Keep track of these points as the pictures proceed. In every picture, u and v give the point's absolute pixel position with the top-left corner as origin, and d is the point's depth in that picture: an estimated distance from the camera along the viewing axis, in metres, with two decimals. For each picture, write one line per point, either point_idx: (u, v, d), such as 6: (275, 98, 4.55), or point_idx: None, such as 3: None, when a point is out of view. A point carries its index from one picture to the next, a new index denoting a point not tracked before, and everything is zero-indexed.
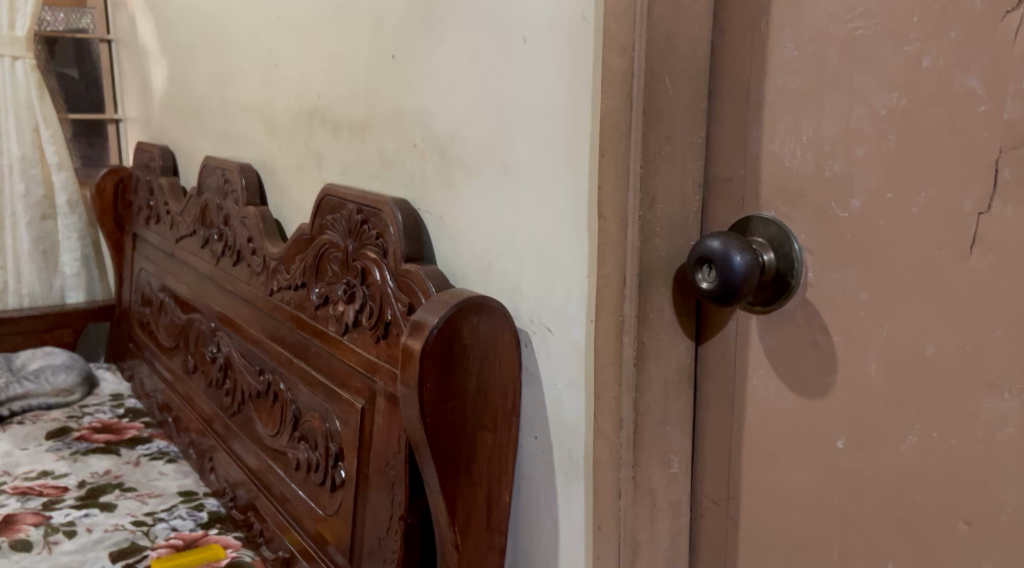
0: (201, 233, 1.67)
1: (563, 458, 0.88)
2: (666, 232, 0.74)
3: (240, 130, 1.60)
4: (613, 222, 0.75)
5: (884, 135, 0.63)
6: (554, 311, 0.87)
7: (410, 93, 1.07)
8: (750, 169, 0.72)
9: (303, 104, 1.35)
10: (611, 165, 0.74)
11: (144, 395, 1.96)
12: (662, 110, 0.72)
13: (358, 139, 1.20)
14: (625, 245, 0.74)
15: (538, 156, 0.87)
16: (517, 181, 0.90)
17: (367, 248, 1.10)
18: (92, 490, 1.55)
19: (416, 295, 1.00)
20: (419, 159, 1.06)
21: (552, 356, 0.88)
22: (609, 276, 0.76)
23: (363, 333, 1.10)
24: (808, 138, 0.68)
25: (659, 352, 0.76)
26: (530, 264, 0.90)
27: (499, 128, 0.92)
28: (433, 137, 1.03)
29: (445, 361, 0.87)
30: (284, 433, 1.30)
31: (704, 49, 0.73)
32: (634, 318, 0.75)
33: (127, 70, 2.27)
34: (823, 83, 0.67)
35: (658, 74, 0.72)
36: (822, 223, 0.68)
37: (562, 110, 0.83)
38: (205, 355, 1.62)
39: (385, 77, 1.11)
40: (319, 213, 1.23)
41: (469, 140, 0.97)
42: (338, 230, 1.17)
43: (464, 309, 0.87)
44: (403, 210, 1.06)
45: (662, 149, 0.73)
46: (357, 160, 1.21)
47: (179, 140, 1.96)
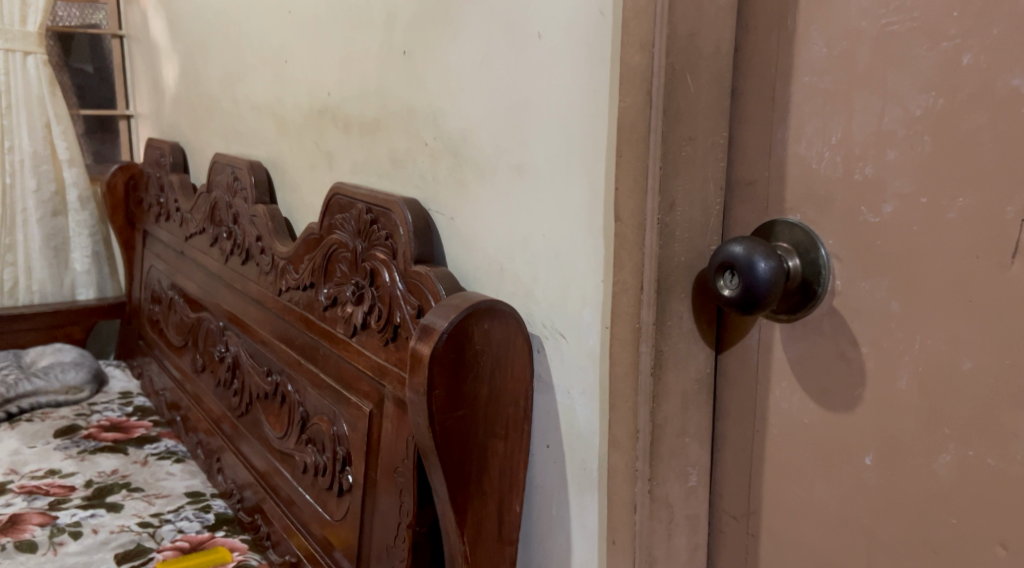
0: (211, 231, 1.65)
1: (577, 469, 0.85)
2: (685, 236, 0.71)
3: (251, 128, 1.58)
4: (630, 225, 0.72)
5: (919, 137, 0.60)
6: (568, 317, 0.84)
7: (422, 91, 1.04)
8: (775, 172, 0.69)
9: (313, 101, 1.33)
10: (629, 166, 0.71)
11: (153, 394, 1.95)
12: (683, 109, 0.69)
13: (369, 137, 1.17)
14: (643, 250, 0.71)
15: (553, 157, 0.84)
16: (531, 182, 0.88)
17: (377, 249, 1.08)
18: (98, 490, 1.53)
19: (427, 299, 0.98)
20: (431, 159, 1.04)
21: (566, 363, 0.85)
22: (627, 281, 0.73)
23: (372, 335, 1.08)
24: (837, 139, 0.65)
25: (677, 361, 0.73)
26: (543, 268, 0.87)
27: (513, 128, 0.89)
28: (445, 137, 1.00)
29: (455, 367, 0.84)
30: (292, 436, 1.28)
31: (726, 47, 0.70)
32: (652, 325, 0.72)
33: (139, 66, 2.26)
34: (853, 83, 0.64)
35: (679, 73, 0.69)
36: (850, 229, 0.65)
37: (578, 109, 0.80)
38: (214, 354, 1.60)
39: (396, 75, 1.09)
40: (328, 212, 1.21)
41: (482, 140, 0.94)
42: (348, 230, 1.15)
43: (475, 314, 0.85)
44: (414, 211, 1.04)
45: (683, 150, 0.70)
46: (368, 159, 1.19)
47: (190, 137, 1.94)
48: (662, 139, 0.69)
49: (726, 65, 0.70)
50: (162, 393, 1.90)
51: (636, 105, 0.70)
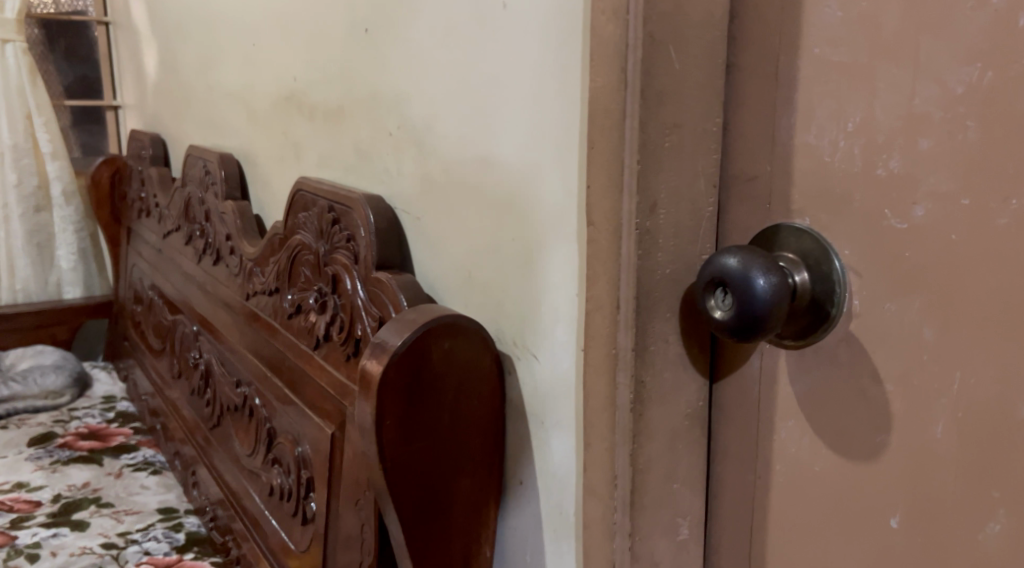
0: (185, 229, 1.55)
1: (552, 511, 0.73)
2: (670, 245, 0.59)
3: (224, 117, 1.47)
4: (604, 230, 0.60)
5: (962, 121, 0.48)
6: (540, 336, 0.73)
7: (384, 74, 0.92)
8: (778, 166, 0.57)
9: (281, 89, 1.21)
10: (602, 160, 0.59)
11: (136, 398, 1.85)
12: (667, 89, 0.57)
13: (335, 127, 1.06)
14: (620, 261, 0.59)
15: (522, 150, 0.72)
16: (500, 177, 0.76)
17: (339, 252, 0.97)
18: (65, 506, 1.44)
19: (387, 309, 0.86)
20: (395, 151, 0.92)
21: (540, 389, 0.73)
22: (601, 298, 0.61)
23: (334, 349, 0.96)
24: (855, 125, 0.52)
25: (663, 394, 0.61)
26: (513, 279, 0.75)
27: (478, 116, 0.77)
28: (409, 125, 0.88)
29: (410, 394, 0.73)
30: (259, 454, 1.17)
31: (719, 12, 0.57)
32: (631, 352, 0.60)
33: (123, 54, 2.16)
34: (876, 54, 0.51)
35: (661, 44, 0.56)
36: (872, 237, 0.52)
37: (547, 94, 0.68)
38: (188, 360, 1.50)
39: (359, 56, 0.97)
40: (291, 210, 1.09)
41: (446, 129, 0.82)
42: (310, 230, 1.04)
43: (432, 332, 0.73)
44: (378, 210, 0.92)
45: (666, 140, 0.58)
46: (334, 151, 1.07)
47: (170, 127, 1.83)
48: (641, 126, 0.57)
49: (719, 36, 0.57)
50: (144, 398, 1.80)
51: (609, 86, 0.58)
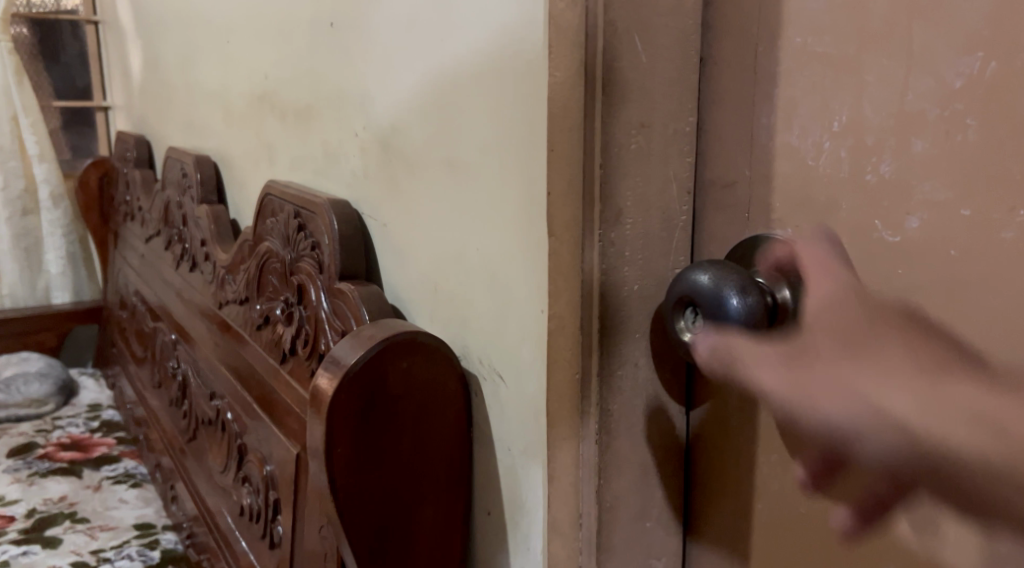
0: (166, 233, 1.50)
1: (519, 547, 0.67)
2: (638, 259, 0.53)
3: (203, 118, 1.42)
4: (563, 241, 0.54)
5: (961, 119, 0.42)
6: (505, 355, 0.67)
7: (349, 70, 0.86)
8: (760, 170, 0.51)
9: (254, 87, 1.16)
10: (561, 164, 0.53)
11: (121, 406, 1.80)
12: (632, 85, 0.51)
13: (305, 127, 1.00)
14: (581, 276, 0.53)
15: (484, 153, 0.66)
16: (462, 182, 0.69)
17: (304, 260, 0.91)
18: (39, 521, 1.39)
19: (349, 323, 0.80)
20: (361, 153, 0.86)
21: (506, 413, 0.67)
22: (562, 316, 0.55)
23: (299, 363, 0.91)
24: (842, 125, 0.47)
25: (632, 423, 0.55)
26: (478, 292, 0.69)
27: (442, 117, 0.71)
28: (373, 125, 0.83)
29: (364, 417, 0.67)
30: (231, 471, 1.12)
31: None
32: (595, 376, 0.54)
33: (112, 53, 2.11)
34: (863, 43, 0.45)
35: (625, 35, 0.50)
36: (862, 251, 0.47)
37: (508, 90, 0.62)
38: (167, 370, 1.45)
39: (325, 51, 0.91)
40: (260, 216, 1.04)
41: (410, 129, 0.76)
42: (278, 237, 0.98)
43: (388, 350, 0.67)
44: (342, 216, 0.86)
45: (632, 142, 0.52)
46: (304, 153, 1.01)
47: (154, 129, 1.78)
48: (602, 127, 0.51)
49: (691, 26, 0.52)
50: (129, 407, 1.75)
51: (566, 81, 0.52)
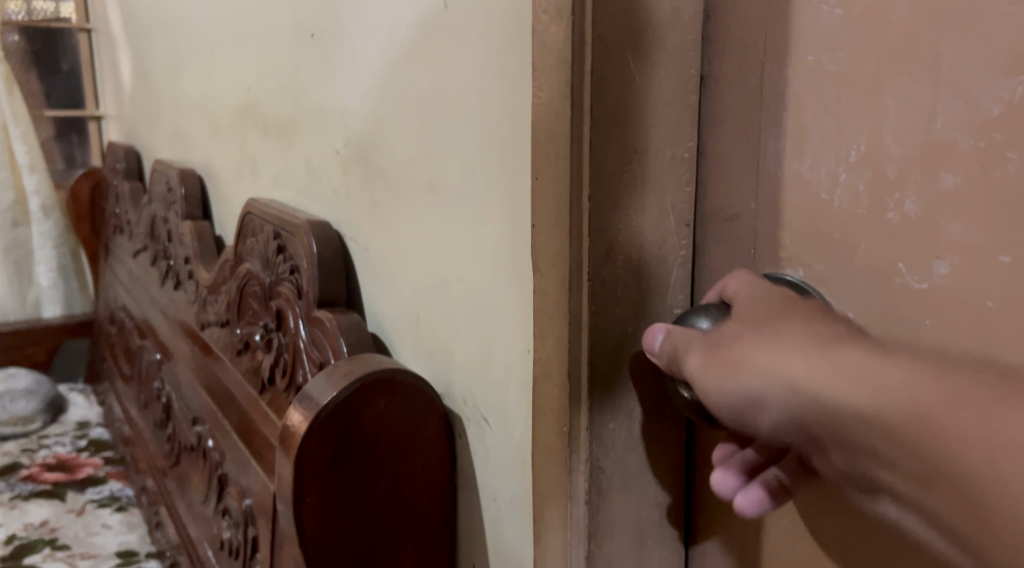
0: (152, 249, 1.45)
1: None
2: (630, 298, 0.48)
3: (189, 130, 1.37)
4: (549, 281, 0.49)
5: (998, 152, 0.37)
6: (490, 396, 0.61)
7: (330, 83, 0.81)
8: (767, 202, 0.46)
9: (237, 99, 1.11)
10: (545, 195, 0.48)
11: (110, 425, 1.76)
12: (624, 110, 0.46)
13: (287, 142, 0.95)
14: (568, 321, 0.48)
15: (467, 177, 0.60)
16: (444, 206, 0.64)
17: (283, 285, 0.86)
18: (18, 548, 1.34)
19: (327, 354, 0.75)
20: (343, 171, 0.81)
21: (491, 458, 0.62)
22: (550, 362, 0.50)
23: (278, 394, 0.85)
24: (859, 154, 0.42)
25: (626, 477, 0.51)
26: (461, 327, 0.64)
27: (423, 137, 0.66)
28: (354, 142, 0.77)
29: (338, 463, 0.62)
30: (211, 502, 1.07)
31: (688, 12, 0.46)
32: (585, 431, 0.49)
33: (104, 62, 2.07)
34: (882, 62, 0.40)
35: (615, 52, 0.45)
36: (882, 296, 0.42)
37: (491, 109, 0.57)
38: (152, 391, 1.40)
39: (306, 63, 0.86)
40: (241, 235, 0.99)
41: (390, 148, 0.71)
42: (258, 258, 0.93)
43: (365, 390, 0.62)
44: (322, 238, 0.81)
45: (624, 173, 0.47)
46: (287, 169, 0.96)
47: (145, 140, 1.74)
48: (591, 157, 0.46)
49: (688, 42, 0.47)
50: (117, 426, 1.70)
51: (550, 104, 0.47)
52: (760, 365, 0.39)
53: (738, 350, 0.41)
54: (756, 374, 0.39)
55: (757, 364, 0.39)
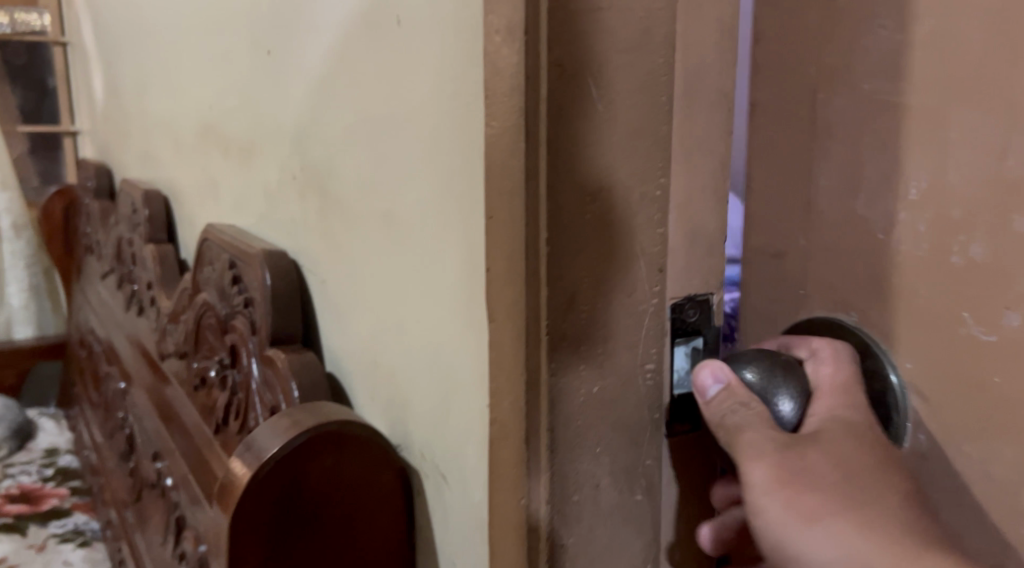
0: (118, 272, 1.39)
1: None
2: (596, 354, 0.43)
3: (156, 148, 1.31)
4: (500, 333, 0.43)
5: None
6: (449, 453, 0.55)
7: (285, 104, 0.76)
8: (823, 240, 0.54)
9: (200, 118, 1.05)
10: (496, 236, 0.42)
11: (78, 453, 1.69)
12: (587, 146, 0.41)
13: (247, 164, 0.89)
14: (524, 380, 0.42)
15: (421, 212, 0.55)
16: (398, 241, 0.59)
17: (238, 319, 0.80)
18: None
19: (279, 395, 0.69)
20: (300, 199, 0.75)
21: (449, 520, 0.56)
22: (504, 426, 0.43)
23: (229, 436, 0.80)
24: (919, 194, 0.50)
25: (591, 552, 0.46)
26: (417, 375, 0.58)
27: (375, 165, 0.60)
28: (310, 168, 0.72)
29: (280, 523, 0.57)
30: (168, 544, 1.01)
31: (664, 33, 0.41)
32: (544, 503, 0.44)
33: (78, 76, 2.01)
34: None
35: (575, 79, 0.40)
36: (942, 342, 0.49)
37: (443, 136, 0.51)
38: (117, 422, 1.34)
39: (263, 81, 0.81)
40: (199, 262, 0.93)
41: (344, 176, 0.65)
42: (214, 288, 0.87)
43: (312, 445, 0.57)
44: (277, 269, 0.75)
45: (587, 213, 0.42)
46: (247, 193, 0.91)
47: (116, 157, 1.68)
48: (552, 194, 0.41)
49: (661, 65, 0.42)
50: (84, 454, 1.64)
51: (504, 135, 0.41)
52: (835, 542, 0.43)
53: (811, 498, 0.44)
54: (827, 536, 0.44)
55: (833, 539, 0.44)
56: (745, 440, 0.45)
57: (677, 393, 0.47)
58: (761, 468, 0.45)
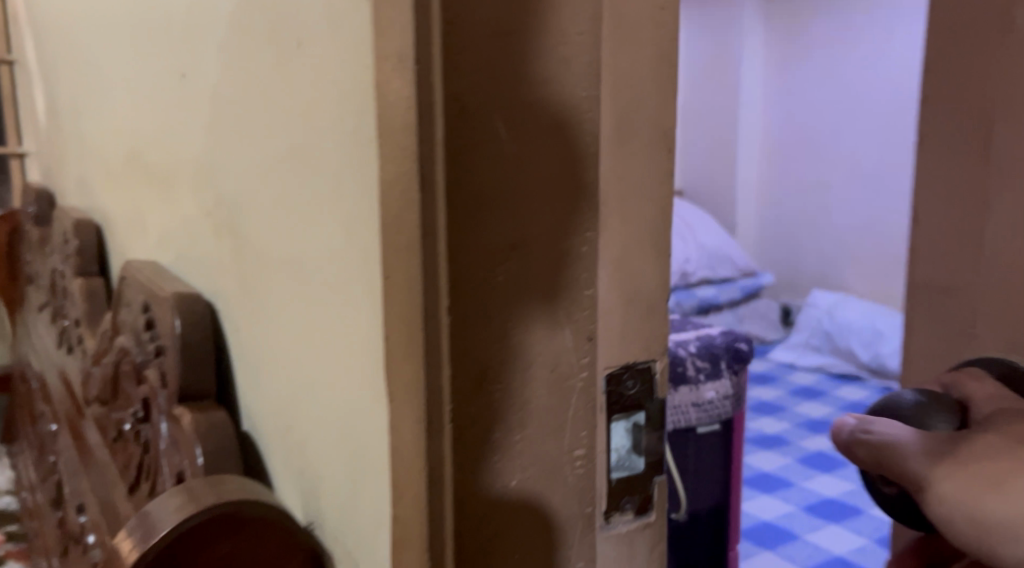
0: (51, 304, 1.30)
1: None
2: (514, 439, 0.37)
3: (89, 174, 1.23)
4: (394, 412, 0.36)
5: None
6: (363, 539, 0.48)
7: (198, 132, 0.68)
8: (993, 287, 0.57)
9: (125, 146, 0.97)
10: (393, 300, 0.35)
11: (17, 495, 1.59)
12: (488, 194, 0.35)
13: (167, 194, 0.82)
14: (424, 475, 0.35)
15: (325, 264, 0.48)
16: (305, 294, 0.51)
17: (151, 367, 0.73)
18: None
19: (184, 461, 0.62)
20: (215, 239, 0.68)
21: None
22: (406, 526, 0.36)
23: (140, 497, 0.72)
24: None
25: None
26: (327, 446, 0.51)
27: (281, 204, 0.53)
28: (222, 205, 0.65)
29: None
30: None
31: (581, 61, 0.35)
32: None
33: (24, 97, 1.92)
34: None
35: (479, 122, 0.34)
36: None
37: (340, 176, 0.44)
38: (48, 466, 1.25)
39: (178, 106, 0.73)
40: (118, 302, 0.86)
41: (255, 217, 0.58)
42: (130, 331, 0.80)
43: (214, 525, 0.51)
44: (189, 316, 0.68)
45: (493, 271, 0.35)
46: (169, 227, 0.83)
47: (58, 181, 1.59)
48: (454, 245, 0.35)
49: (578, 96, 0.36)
50: (22, 497, 1.54)
51: (392, 176, 0.34)
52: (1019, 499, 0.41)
53: (992, 467, 0.43)
54: (1018, 493, 0.41)
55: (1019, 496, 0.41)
56: (905, 445, 0.48)
57: (615, 477, 0.39)
58: (923, 461, 0.46)
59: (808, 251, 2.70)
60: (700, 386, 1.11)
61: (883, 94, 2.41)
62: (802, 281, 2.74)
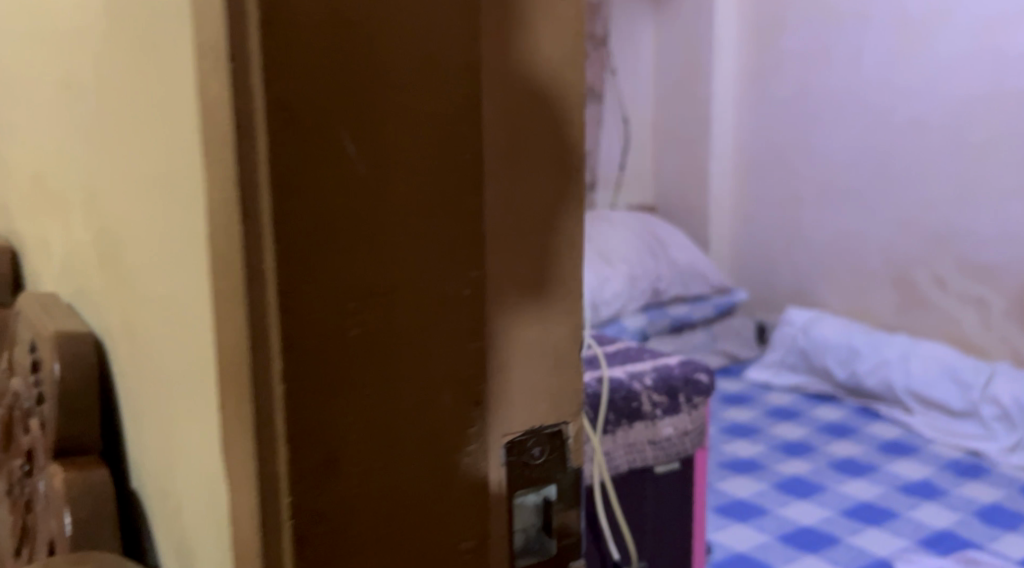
0: None
1: None
2: (365, 472, 0.38)
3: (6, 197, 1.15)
4: (233, 407, 0.38)
5: None
6: None
7: (84, 152, 0.61)
8: None
9: (29, 166, 0.89)
10: (232, 327, 0.37)
11: None
12: (335, 233, 0.36)
13: (63, 218, 0.75)
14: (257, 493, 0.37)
15: (191, 302, 0.42)
16: (173, 336, 0.45)
17: (33, 417, 0.66)
18: None
19: (62, 524, 0.57)
20: (101, 270, 0.61)
21: None
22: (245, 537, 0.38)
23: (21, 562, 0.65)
24: None
25: None
26: (198, 509, 0.44)
27: (145, 214, 0.48)
28: (105, 233, 0.58)
29: None
30: None
31: (430, 108, 0.37)
32: None
33: None
34: None
35: (324, 164, 0.35)
36: None
37: (200, 193, 0.39)
38: None
39: (65, 123, 0.66)
40: (9, 341, 0.78)
41: (130, 247, 0.51)
42: (17, 375, 0.72)
43: None
44: (73, 356, 0.60)
45: (336, 280, 0.36)
46: (66, 254, 0.76)
47: None
48: (282, 251, 0.35)
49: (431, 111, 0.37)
50: None
51: (225, 184, 0.36)
52: None
53: None
54: None
55: None
56: None
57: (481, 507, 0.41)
58: None
59: (783, 267, 2.64)
60: (657, 421, 0.95)
61: (857, 106, 2.37)
62: (777, 298, 2.68)
